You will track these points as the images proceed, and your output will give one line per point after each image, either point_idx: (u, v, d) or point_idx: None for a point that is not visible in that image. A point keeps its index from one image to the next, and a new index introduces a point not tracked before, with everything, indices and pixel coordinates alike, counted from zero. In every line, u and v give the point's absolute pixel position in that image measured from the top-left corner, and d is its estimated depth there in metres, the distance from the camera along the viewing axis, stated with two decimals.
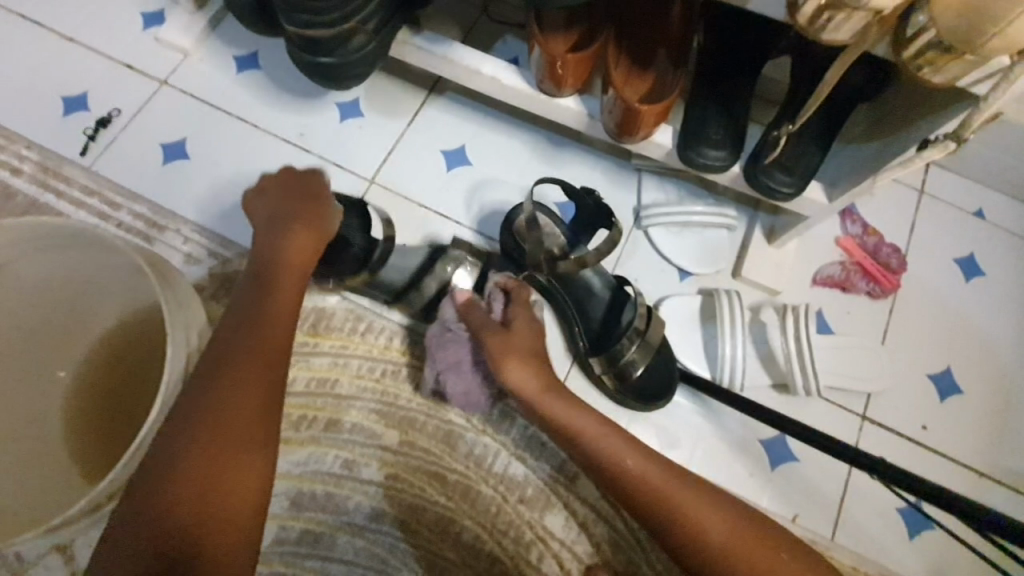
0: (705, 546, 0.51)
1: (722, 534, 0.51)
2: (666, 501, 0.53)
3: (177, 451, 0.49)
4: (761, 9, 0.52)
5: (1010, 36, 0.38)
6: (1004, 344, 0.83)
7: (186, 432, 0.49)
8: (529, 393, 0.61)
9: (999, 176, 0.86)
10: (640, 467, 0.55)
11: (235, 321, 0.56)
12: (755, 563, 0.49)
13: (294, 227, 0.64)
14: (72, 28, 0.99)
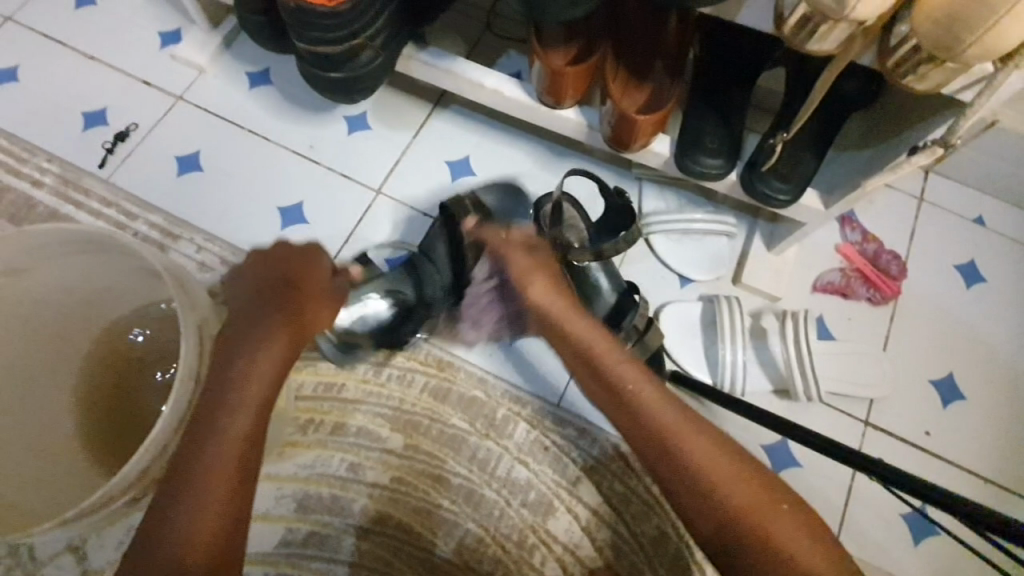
0: (709, 498, 0.46)
1: (734, 486, 0.47)
2: (678, 443, 0.49)
3: (171, 516, 0.45)
4: (751, 22, 0.54)
5: (989, 45, 0.40)
6: (1007, 350, 0.83)
7: (187, 495, 0.45)
8: (547, 310, 0.57)
9: (999, 183, 0.86)
10: (658, 407, 0.51)
11: (229, 375, 0.49)
12: (762, 524, 0.45)
13: (300, 301, 0.54)
14: (93, 46, 1.03)
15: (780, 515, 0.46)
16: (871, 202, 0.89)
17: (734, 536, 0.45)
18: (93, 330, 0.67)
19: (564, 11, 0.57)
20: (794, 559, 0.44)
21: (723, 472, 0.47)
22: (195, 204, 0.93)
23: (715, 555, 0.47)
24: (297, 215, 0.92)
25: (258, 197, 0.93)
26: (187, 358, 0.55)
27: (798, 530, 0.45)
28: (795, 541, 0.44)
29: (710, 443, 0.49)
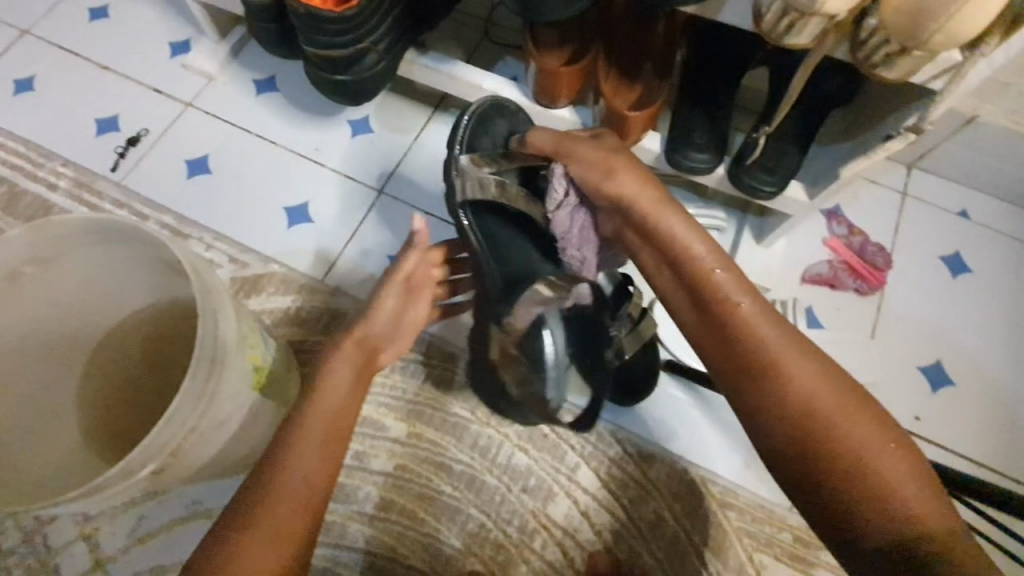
0: (794, 407, 0.42)
1: (816, 391, 0.42)
2: (765, 347, 0.44)
3: (287, 465, 0.48)
4: (732, 20, 0.57)
5: (949, 33, 0.43)
6: (993, 337, 0.85)
7: (304, 450, 0.49)
8: (626, 196, 0.53)
9: (980, 177, 0.89)
10: (750, 307, 0.45)
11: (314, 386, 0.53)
12: (852, 435, 0.40)
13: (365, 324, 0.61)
14: (106, 57, 1.08)
15: (874, 439, 0.40)
16: (857, 197, 0.92)
17: (801, 449, 0.41)
18: (109, 320, 0.69)
19: (558, 11, 0.58)
20: (878, 474, 0.39)
21: (813, 386, 0.42)
22: (204, 205, 0.96)
23: (787, 470, 0.42)
24: (302, 215, 0.95)
25: (265, 198, 0.96)
26: (204, 341, 0.55)
27: (889, 442, 0.40)
28: (885, 461, 0.39)
29: (805, 358, 0.43)
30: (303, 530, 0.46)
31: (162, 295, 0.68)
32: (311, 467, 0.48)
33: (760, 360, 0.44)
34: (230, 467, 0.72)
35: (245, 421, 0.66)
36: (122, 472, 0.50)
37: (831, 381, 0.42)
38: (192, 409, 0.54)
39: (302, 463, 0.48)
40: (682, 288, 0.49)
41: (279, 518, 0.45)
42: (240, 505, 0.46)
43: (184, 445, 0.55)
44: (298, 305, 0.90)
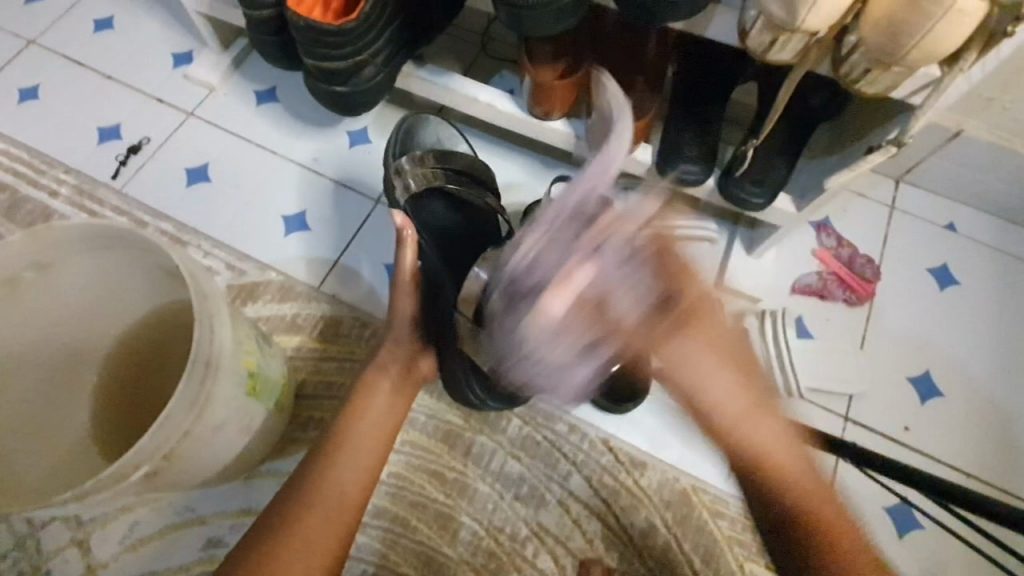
0: (803, 515, 0.52)
1: (825, 503, 0.52)
2: (784, 461, 0.54)
3: (326, 477, 0.53)
4: (719, 36, 0.59)
5: (925, 48, 0.45)
6: (981, 349, 0.86)
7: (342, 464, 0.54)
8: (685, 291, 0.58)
9: (965, 191, 0.91)
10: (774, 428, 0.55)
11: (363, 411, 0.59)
12: (839, 542, 0.50)
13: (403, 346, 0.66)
14: (110, 67, 1.10)
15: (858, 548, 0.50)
16: (846, 209, 0.94)
17: (804, 546, 0.51)
18: (106, 326, 0.70)
19: (549, 27, 0.59)
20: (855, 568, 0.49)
21: (826, 501, 0.52)
22: (203, 213, 0.98)
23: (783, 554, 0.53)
24: (300, 223, 0.96)
25: (263, 206, 0.98)
26: (201, 347, 0.55)
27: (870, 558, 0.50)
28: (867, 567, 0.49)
29: (808, 465, 0.56)
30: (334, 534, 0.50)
31: (158, 300, 0.68)
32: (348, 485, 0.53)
33: (778, 471, 0.54)
34: (224, 473, 0.72)
35: (239, 427, 0.66)
36: (116, 475, 0.51)
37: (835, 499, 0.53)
38: (185, 413, 0.54)
39: (341, 478, 0.53)
40: (720, 394, 0.58)
41: (314, 527, 0.50)
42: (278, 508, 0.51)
43: (178, 448, 0.56)
44: (294, 313, 0.90)
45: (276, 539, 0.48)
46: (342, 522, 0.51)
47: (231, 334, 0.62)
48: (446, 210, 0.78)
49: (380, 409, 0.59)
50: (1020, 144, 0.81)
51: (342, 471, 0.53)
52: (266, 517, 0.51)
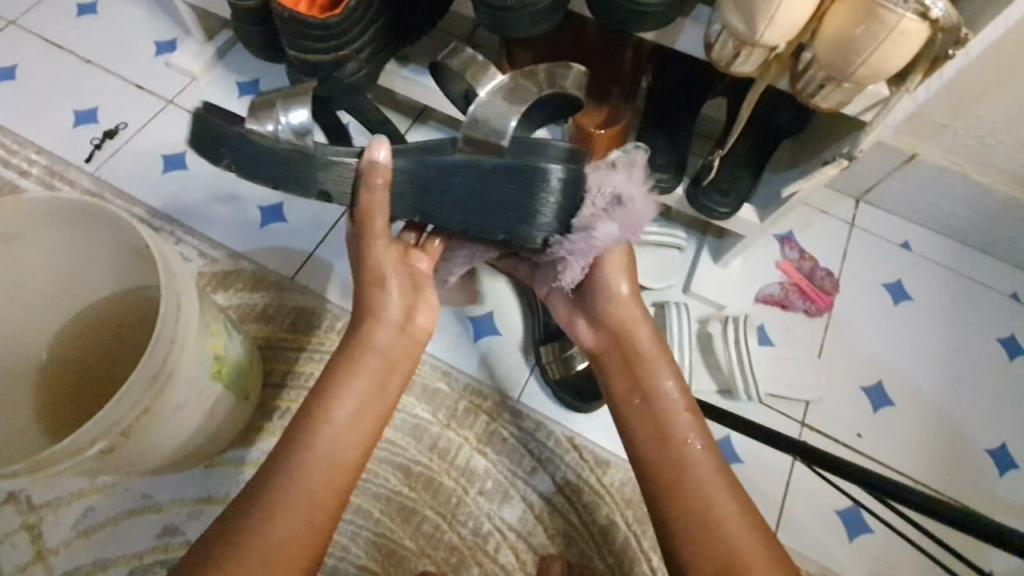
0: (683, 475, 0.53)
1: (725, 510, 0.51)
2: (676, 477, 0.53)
3: (300, 471, 0.51)
4: (686, 49, 0.62)
5: (872, 66, 0.48)
6: (931, 361, 0.90)
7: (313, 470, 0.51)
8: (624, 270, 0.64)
9: (919, 212, 0.96)
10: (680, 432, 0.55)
11: (363, 408, 0.54)
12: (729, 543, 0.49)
13: (406, 332, 0.57)
14: (91, 51, 1.09)
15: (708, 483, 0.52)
16: (809, 224, 0.98)
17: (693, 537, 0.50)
18: (68, 304, 0.69)
19: (526, 30, 0.61)
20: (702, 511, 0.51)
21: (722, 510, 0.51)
22: (178, 199, 0.97)
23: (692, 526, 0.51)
24: (276, 215, 0.96)
25: (240, 195, 0.98)
26: (165, 323, 0.55)
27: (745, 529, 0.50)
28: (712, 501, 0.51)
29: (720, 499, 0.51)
30: (301, 539, 0.49)
31: (125, 282, 0.68)
32: (321, 492, 0.51)
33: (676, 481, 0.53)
34: (185, 457, 0.71)
35: (201, 412, 0.66)
36: (69, 449, 0.50)
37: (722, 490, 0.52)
38: (145, 390, 0.54)
39: (324, 466, 0.51)
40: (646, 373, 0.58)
41: (285, 527, 0.49)
42: (262, 481, 0.51)
43: (137, 426, 0.56)
44: (265, 302, 0.90)
45: (246, 541, 0.48)
46: (318, 532, 0.50)
47: (198, 316, 0.62)
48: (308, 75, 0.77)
49: (365, 397, 0.54)
50: (968, 169, 0.87)
51: (308, 475, 0.51)
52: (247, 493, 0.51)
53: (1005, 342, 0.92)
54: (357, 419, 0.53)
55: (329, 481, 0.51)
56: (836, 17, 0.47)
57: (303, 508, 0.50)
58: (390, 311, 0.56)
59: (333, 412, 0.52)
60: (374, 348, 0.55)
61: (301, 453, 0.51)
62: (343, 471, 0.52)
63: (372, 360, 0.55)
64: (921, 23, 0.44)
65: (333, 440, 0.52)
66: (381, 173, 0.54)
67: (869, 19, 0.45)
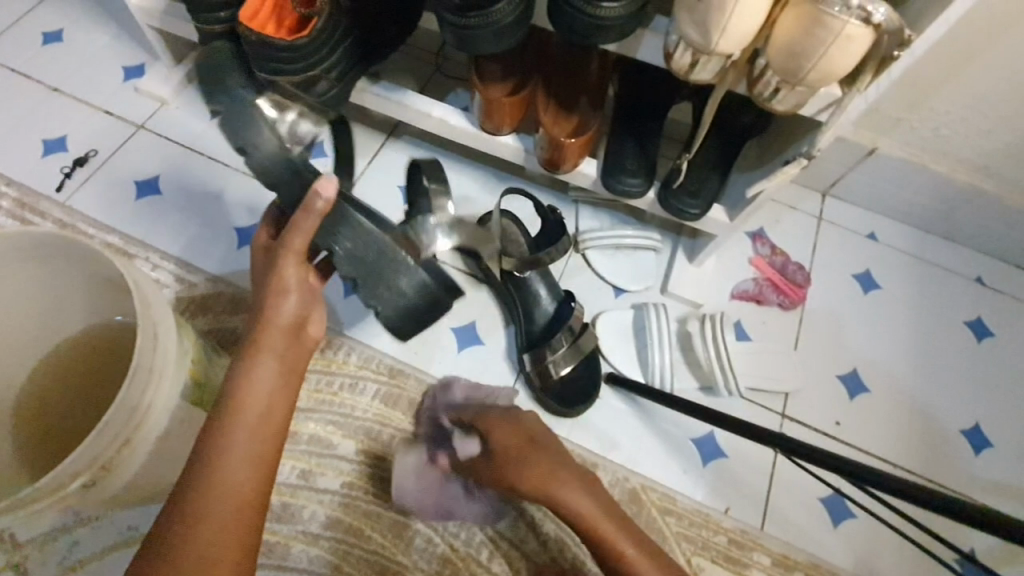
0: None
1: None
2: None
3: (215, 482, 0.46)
4: (648, 58, 0.64)
5: (822, 71, 0.50)
6: (902, 348, 0.93)
7: (225, 477, 0.47)
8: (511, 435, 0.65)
9: (883, 204, 1.00)
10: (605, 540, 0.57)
11: (268, 407, 0.51)
12: None
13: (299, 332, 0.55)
14: (58, 79, 1.08)
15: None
16: (779, 220, 1.01)
17: None
18: (44, 337, 0.68)
19: (491, 45, 0.62)
20: None
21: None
22: (153, 225, 0.97)
23: None
24: (253, 236, 0.96)
25: (216, 217, 0.97)
26: (143, 353, 0.55)
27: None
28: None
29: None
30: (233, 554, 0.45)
31: (100, 315, 0.68)
32: (234, 496, 0.47)
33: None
34: (171, 485, 0.71)
35: (184, 440, 0.66)
36: (51, 484, 0.50)
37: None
38: (126, 421, 0.54)
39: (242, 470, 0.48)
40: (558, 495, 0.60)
41: (211, 543, 0.45)
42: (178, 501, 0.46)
43: (118, 459, 0.55)
44: (246, 324, 0.90)
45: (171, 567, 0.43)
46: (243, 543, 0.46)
47: (178, 343, 0.62)
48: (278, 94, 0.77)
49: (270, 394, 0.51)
50: (926, 159, 0.91)
51: (227, 484, 0.47)
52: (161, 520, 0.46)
53: (973, 324, 0.95)
54: (265, 418, 0.50)
55: (246, 486, 0.47)
56: (786, 24, 0.49)
57: (228, 520, 0.46)
58: (281, 313, 0.55)
59: (238, 415, 0.49)
60: (268, 349, 0.53)
61: (216, 462, 0.47)
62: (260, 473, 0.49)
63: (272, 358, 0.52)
64: (865, 28, 0.46)
65: (242, 447, 0.48)
66: (324, 207, 0.57)
67: (815, 26, 0.47)
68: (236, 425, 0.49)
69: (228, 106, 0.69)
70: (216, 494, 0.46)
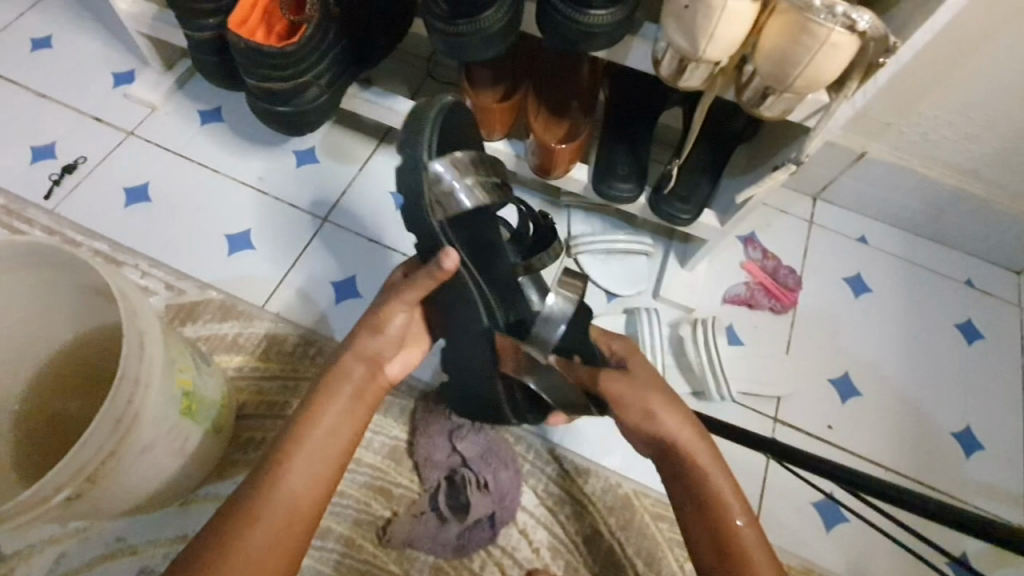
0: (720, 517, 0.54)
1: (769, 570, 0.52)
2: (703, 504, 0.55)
3: (280, 485, 0.52)
4: (638, 64, 0.64)
5: (808, 78, 0.50)
6: (893, 352, 0.93)
7: (289, 483, 0.52)
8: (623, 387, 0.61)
9: (873, 208, 1.00)
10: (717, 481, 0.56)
11: (336, 429, 0.56)
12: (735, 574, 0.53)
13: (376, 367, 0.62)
14: (46, 86, 1.07)
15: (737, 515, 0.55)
16: (770, 224, 1.01)
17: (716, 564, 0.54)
18: (27, 347, 0.67)
19: (480, 52, 0.62)
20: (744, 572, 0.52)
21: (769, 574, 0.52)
22: (142, 232, 0.96)
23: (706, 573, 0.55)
24: (244, 242, 0.96)
25: (206, 223, 0.97)
26: (129, 363, 0.55)
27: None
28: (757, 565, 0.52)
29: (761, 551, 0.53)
30: (279, 552, 0.50)
31: (86, 323, 0.67)
32: (295, 501, 0.52)
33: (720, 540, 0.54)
34: (160, 496, 0.70)
35: (172, 450, 0.65)
36: (34, 498, 0.49)
37: (760, 540, 0.54)
38: (111, 432, 0.54)
39: (305, 482, 0.53)
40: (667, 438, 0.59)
41: (264, 539, 0.50)
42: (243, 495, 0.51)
43: (103, 470, 0.55)
44: (236, 332, 0.89)
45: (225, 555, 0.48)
46: (289, 547, 0.51)
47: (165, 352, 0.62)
48: (272, 99, 0.77)
49: (341, 418, 0.57)
50: (915, 164, 0.92)
51: (289, 489, 0.52)
52: (224, 512, 0.51)
53: (963, 327, 0.96)
54: (332, 439, 0.55)
55: (303, 496, 0.52)
56: (773, 32, 0.49)
57: (282, 520, 0.51)
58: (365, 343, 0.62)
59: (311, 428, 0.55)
60: (345, 376, 0.59)
61: (284, 467, 0.53)
62: (320, 485, 0.53)
63: (347, 385, 0.59)
64: (851, 35, 0.47)
65: (308, 464, 0.53)
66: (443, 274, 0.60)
67: (802, 33, 0.47)
68: (307, 437, 0.54)
69: (410, 152, 0.59)
70: (277, 486, 0.52)
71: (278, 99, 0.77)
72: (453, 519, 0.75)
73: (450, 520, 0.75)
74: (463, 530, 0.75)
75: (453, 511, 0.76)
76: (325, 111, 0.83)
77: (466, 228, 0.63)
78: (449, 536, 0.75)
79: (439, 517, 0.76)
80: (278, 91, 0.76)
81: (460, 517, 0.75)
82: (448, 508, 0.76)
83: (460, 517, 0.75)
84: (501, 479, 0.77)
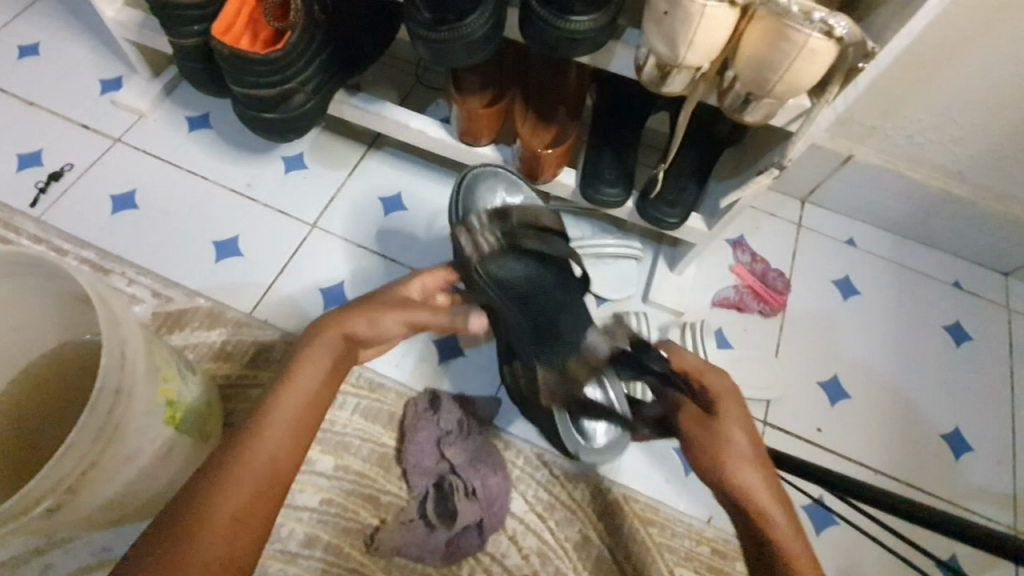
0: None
1: None
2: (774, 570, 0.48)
3: (255, 446, 0.48)
4: (622, 70, 0.64)
5: (787, 83, 0.51)
6: (882, 354, 0.93)
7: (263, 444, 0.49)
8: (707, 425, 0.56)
9: (861, 210, 1.01)
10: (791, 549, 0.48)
11: (313, 387, 0.53)
12: None
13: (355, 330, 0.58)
14: (32, 93, 1.06)
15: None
16: (758, 227, 1.01)
17: None
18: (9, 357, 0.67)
19: (465, 58, 0.62)
20: None
21: None
22: (129, 239, 0.95)
23: None
24: (232, 249, 0.95)
25: (194, 230, 0.96)
26: (110, 373, 0.54)
27: None
28: None
29: None
30: (255, 515, 0.46)
31: (69, 332, 0.66)
32: (270, 462, 0.48)
33: None
34: (144, 506, 0.69)
35: (156, 460, 0.64)
36: (11, 510, 0.49)
37: None
38: (92, 443, 0.53)
39: (280, 441, 0.49)
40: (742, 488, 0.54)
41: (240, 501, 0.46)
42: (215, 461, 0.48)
43: (85, 480, 0.54)
44: (223, 339, 0.89)
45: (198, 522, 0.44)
46: (266, 511, 0.47)
47: (148, 360, 0.61)
48: (258, 106, 0.77)
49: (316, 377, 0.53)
50: (901, 167, 0.92)
51: (264, 448, 0.49)
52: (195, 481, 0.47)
53: (952, 329, 0.96)
54: (310, 398, 0.52)
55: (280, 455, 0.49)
56: (753, 38, 0.49)
57: (259, 481, 0.47)
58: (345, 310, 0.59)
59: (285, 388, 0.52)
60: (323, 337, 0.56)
61: (257, 430, 0.49)
62: (297, 443, 0.50)
63: (326, 347, 0.55)
64: (828, 41, 0.47)
65: (282, 424, 0.50)
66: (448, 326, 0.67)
67: (780, 39, 0.48)
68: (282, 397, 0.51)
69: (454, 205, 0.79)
70: (252, 447, 0.48)
71: (264, 105, 0.77)
72: (441, 525, 0.75)
73: (438, 526, 0.75)
74: (452, 535, 0.75)
75: (442, 517, 0.76)
76: (312, 117, 0.83)
77: (501, 273, 0.73)
78: (438, 542, 0.74)
79: (427, 523, 0.75)
80: (264, 98, 0.75)
81: (448, 524, 0.75)
82: (437, 515, 0.76)
83: (449, 523, 0.75)
84: (491, 482, 0.77)
